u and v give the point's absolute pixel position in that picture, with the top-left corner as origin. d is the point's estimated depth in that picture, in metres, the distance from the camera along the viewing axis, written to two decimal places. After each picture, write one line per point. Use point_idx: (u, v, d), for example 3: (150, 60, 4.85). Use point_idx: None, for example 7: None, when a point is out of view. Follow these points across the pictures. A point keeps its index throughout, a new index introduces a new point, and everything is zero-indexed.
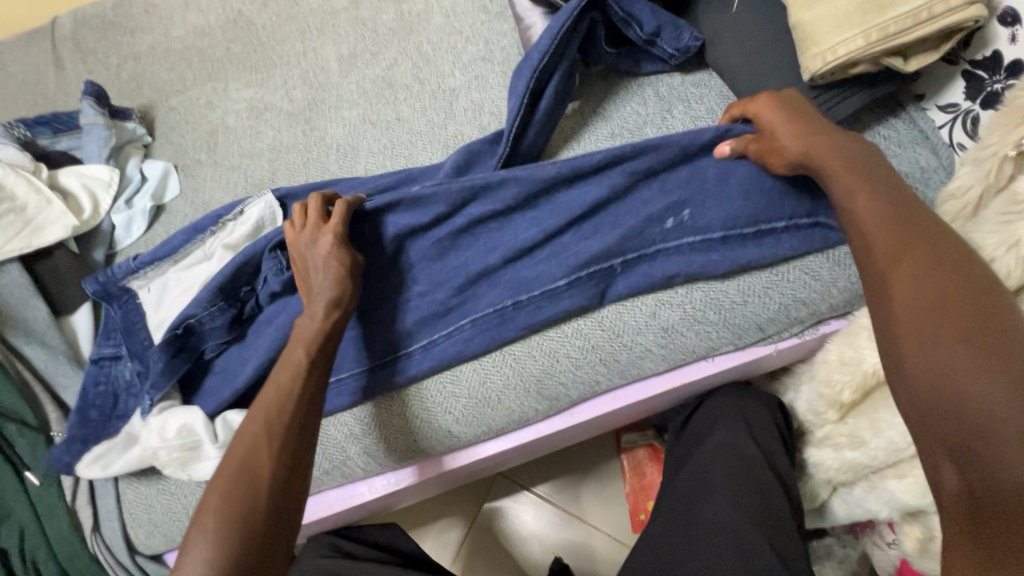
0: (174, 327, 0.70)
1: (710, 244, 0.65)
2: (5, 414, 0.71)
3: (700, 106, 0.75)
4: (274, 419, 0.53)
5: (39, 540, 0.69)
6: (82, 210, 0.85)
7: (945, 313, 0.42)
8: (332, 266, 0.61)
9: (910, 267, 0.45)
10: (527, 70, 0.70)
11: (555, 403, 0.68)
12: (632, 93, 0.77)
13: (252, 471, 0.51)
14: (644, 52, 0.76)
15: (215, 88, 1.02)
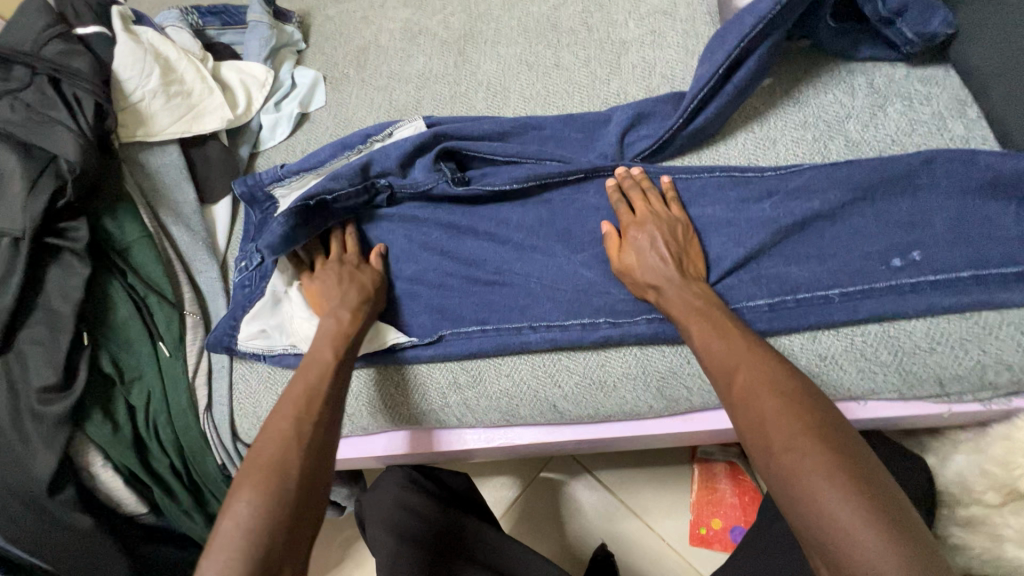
0: (307, 199, 0.69)
1: (901, 285, 0.56)
2: (148, 284, 0.75)
3: (924, 109, 0.62)
4: (320, 391, 0.55)
5: (161, 407, 0.74)
6: (237, 104, 0.87)
7: (746, 381, 0.48)
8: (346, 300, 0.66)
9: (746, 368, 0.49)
10: (733, 36, 0.62)
11: (672, 404, 0.63)
12: (838, 79, 0.66)
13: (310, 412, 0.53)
14: (868, 34, 0.64)
15: (373, 3, 1.00)
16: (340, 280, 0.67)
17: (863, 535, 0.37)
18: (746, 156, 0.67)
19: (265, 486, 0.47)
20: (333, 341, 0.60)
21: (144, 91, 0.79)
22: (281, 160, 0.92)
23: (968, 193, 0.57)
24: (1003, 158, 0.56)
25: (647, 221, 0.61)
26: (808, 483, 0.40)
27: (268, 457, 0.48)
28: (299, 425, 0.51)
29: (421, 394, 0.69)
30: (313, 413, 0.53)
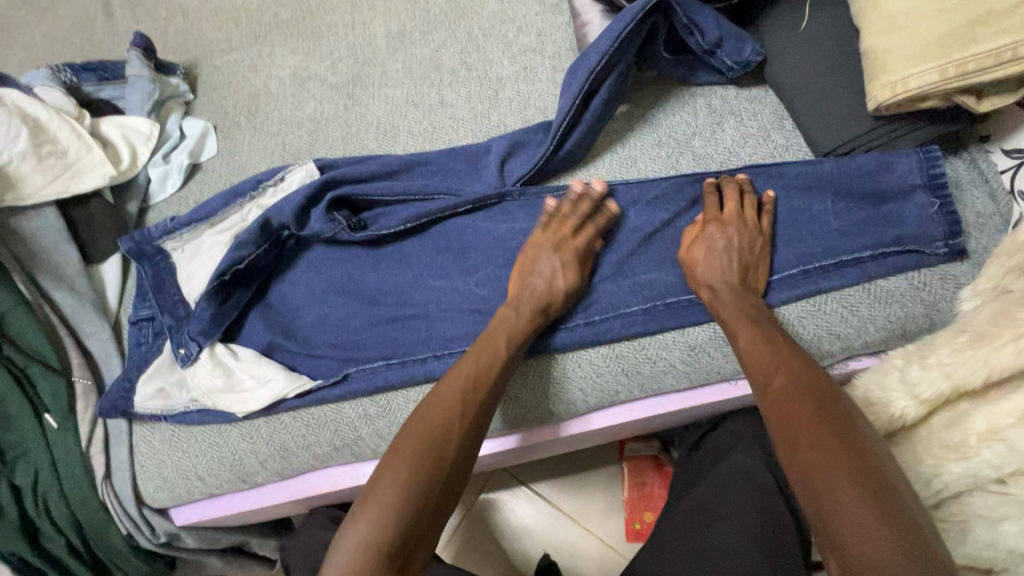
0: (221, 274, 0.72)
1: None
2: (28, 353, 0.72)
3: (752, 123, 0.72)
4: (478, 381, 0.58)
5: (52, 481, 0.70)
6: (120, 160, 0.86)
7: (783, 386, 0.52)
8: (557, 281, 0.65)
9: (780, 376, 0.53)
10: (583, 71, 0.70)
11: (571, 407, 0.67)
12: (683, 102, 0.76)
13: (474, 395, 0.58)
14: (700, 62, 0.74)
15: (261, 51, 1.01)
16: (563, 268, 0.65)
17: (861, 519, 0.41)
18: (612, 174, 0.74)
19: (423, 481, 0.52)
20: (511, 336, 0.62)
21: (12, 154, 0.76)
22: (174, 212, 0.90)
23: (791, 199, 0.66)
24: (809, 164, 0.66)
25: (723, 232, 0.63)
26: (823, 476, 0.44)
27: (427, 429, 0.54)
28: (464, 417, 0.56)
29: (332, 431, 0.70)
30: (466, 388, 0.58)
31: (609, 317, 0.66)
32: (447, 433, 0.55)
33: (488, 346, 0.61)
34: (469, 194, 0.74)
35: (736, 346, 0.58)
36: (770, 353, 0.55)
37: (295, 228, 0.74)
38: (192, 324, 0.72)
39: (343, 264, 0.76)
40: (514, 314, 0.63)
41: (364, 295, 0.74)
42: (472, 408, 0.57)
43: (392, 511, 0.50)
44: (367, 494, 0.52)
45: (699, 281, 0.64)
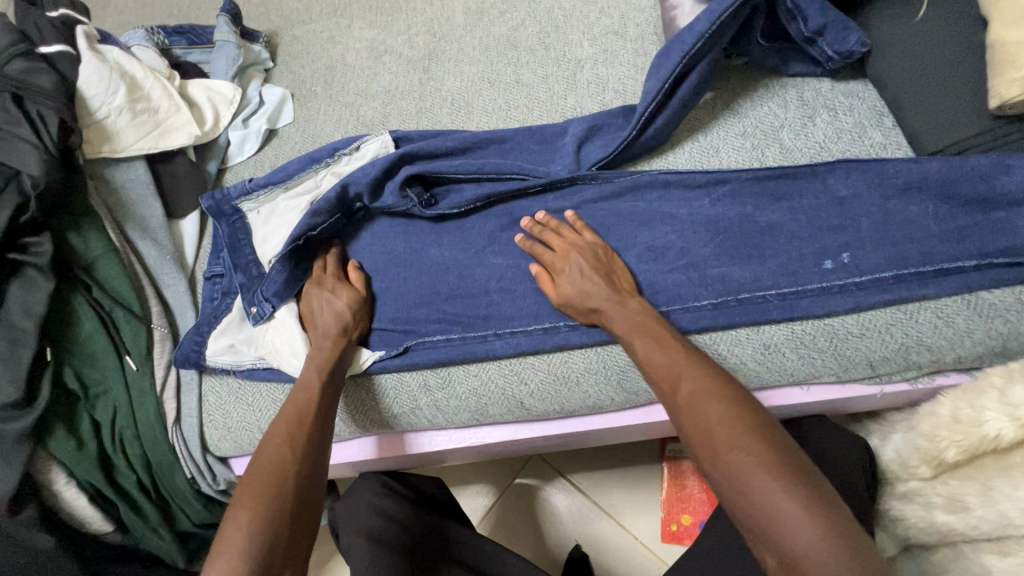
0: (293, 240, 0.72)
1: (830, 290, 0.61)
2: (113, 299, 0.76)
3: (848, 118, 0.69)
4: (303, 412, 0.60)
5: (128, 421, 0.73)
6: (205, 121, 0.89)
7: (687, 392, 0.52)
8: (341, 308, 0.69)
9: (685, 383, 0.53)
10: (675, 53, 0.68)
11: (633, 397, 0.66)
12: (773, 93, 0.72)
13: (298, 416, 0.60)
14: (795, 52, 0.71)
15: (340, 23, 1.03)
16: (332, 304, 0.70)
17: (795, 527, 0.42)
18: (692, 163, 0.72)
19: (261, 496, 0.52)
20: (322, 365, 0.65)
21: (110, 108, 0.80)
22: (249, 174, 0.93)
23: (887, 200, 0.62)
24: (911, 163, 0.62)
25: (570, 259, 0.65)
26: (743, 478, 0.45)
27: (263, 463, 0.55)
28: (293, 439, 0.57)
29: (392, 398, 0.70)
30: (306, 409, 0.60)
31: (676, 309, 0.63)
32: (287, 465, 0.55)
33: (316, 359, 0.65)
34: (543, 175, 0.73)
35: (634, 354, 0.59)
36: (667, 362, 0.55)
37: (368, 200, 0.75)
38: (266, 286, 0.73)
39: (409, 236, 0.76)
40: (320, 342, 0.67)
41: (429, 267, 0.74)
42: (307, 437, 0.58)
43: (242, 543, 0.49)
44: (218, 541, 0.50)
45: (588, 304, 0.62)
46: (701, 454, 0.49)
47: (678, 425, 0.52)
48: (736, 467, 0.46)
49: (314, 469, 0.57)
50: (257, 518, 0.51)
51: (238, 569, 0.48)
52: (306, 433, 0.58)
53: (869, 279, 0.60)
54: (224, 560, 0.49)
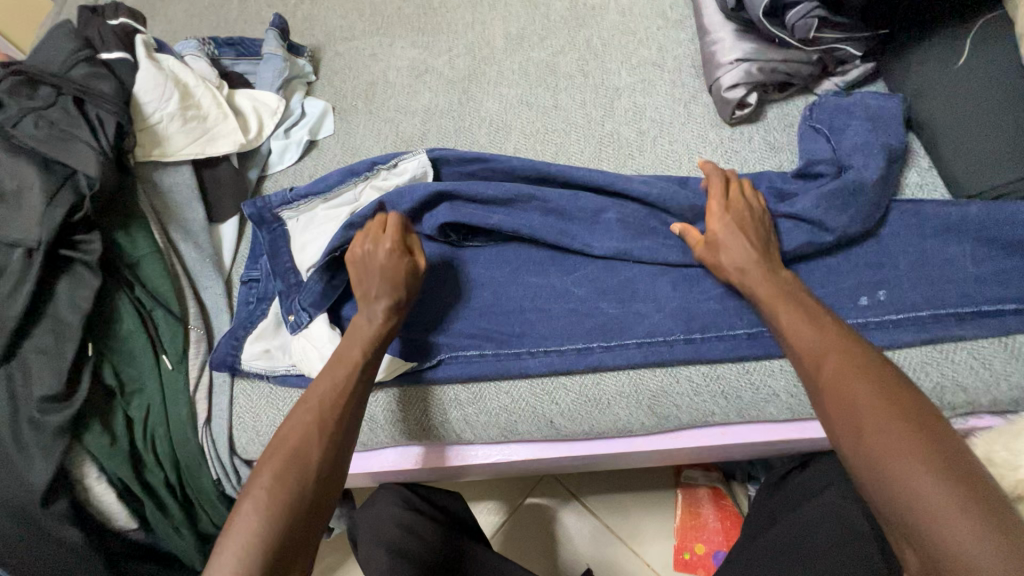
0: (332, 250, 0.73)
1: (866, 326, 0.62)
2: (154, 298, 0.77)
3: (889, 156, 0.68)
4: (339, 389, 0.59)
5: (160, 419, 0.74)
6: (249, 130, 0.91)
7: (831, 373, 0.50)
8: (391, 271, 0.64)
9: (832, 366, 0.50)
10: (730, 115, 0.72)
11: (663, 422, 0.67)
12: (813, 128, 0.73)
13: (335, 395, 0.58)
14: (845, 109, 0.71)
15: (382, 42, 1.06)
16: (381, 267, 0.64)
17: (960, 527, 0.39)
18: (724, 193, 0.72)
19: (284, 474, 0.52)
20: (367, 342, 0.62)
21: (163, 113, 0.82)
22: (288, 183, 0.95)
23: (925, 240, 0.63)
24: (949, 206, 0.64)
25: (728, 219, 0.63)
26: (908, 482, 0.42)
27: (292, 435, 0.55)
28: (321, 419, 0.56)
29: (421, 410, 0.71)
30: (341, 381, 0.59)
31: (710, 338, 0.65)
32: (308, 450, 0.54)
33: (361, 333, 0.63)
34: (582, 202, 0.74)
35: (777, 329, 0.57)
36: (813, 341, 0.52)
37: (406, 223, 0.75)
38: (304, 295, 0.75)
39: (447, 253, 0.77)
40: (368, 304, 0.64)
41: (464, 282, 0.74)
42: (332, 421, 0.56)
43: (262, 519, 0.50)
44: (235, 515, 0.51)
45: (721, 255, 0.63)
46: (848, 442, 0.46)
47: (817, 403, 0.50)
48: (898, 460, 0.42)
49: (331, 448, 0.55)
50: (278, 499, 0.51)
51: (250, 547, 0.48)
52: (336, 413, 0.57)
53: (906, 317, 0.61)
54: (240, 533, 0.49)
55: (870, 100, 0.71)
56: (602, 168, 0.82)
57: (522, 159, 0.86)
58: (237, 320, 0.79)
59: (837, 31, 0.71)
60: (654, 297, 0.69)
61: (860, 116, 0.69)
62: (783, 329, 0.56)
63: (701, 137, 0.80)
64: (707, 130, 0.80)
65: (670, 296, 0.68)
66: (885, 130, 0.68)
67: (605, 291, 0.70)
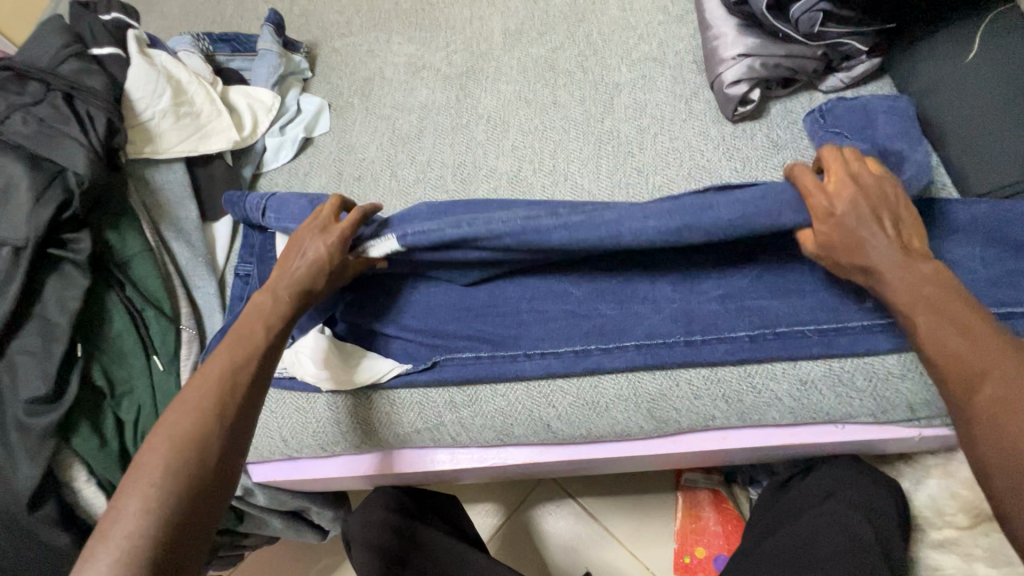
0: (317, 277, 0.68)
1: (871, 330, 0.61)
2: (145, 298, 0.76)
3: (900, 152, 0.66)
4: (232, 377, 0.54)
5: (151, 421, 0.73)
6: (243, 127, 0.90)
7: (988, 394, 0.45)
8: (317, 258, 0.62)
9: (993, 385, 0.45)
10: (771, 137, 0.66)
11: (663, 426, 0.65)
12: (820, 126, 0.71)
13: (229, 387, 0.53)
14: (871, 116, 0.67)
15: (379, 38, 1.04)
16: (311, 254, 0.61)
17: None
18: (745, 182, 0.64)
19: (172, 474, 0.47)
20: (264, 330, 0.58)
21: (155, 110, 0.81)
22: (283, 181, 0.93)
23: (933, 240, 0.62)
24: (957, 205, 0.62)
25: (860, 201, 0.54)
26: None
27: (187, 426, 0.50)
28: (217, 413, 0.51)
29: (416, 412, 0.70)
30: (216, 420, 0.51)
31: (711, 340, 0.64)
32: (198, 445, 0.49)
33: (241, 361, 0.55)
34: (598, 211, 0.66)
35: (913, 334, 0.51)
36: (966, 348, 0.47)
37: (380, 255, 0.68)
38: None
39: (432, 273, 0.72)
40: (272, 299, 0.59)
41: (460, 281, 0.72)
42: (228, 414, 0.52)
43: (144, 520, 0.45)
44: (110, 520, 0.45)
45: (858, 253, 0.54)
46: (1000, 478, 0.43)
47: (964, 420, 0.46)
48: None
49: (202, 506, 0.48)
50: (161, 503, 0.46)
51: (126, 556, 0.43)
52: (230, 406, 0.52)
53: None
54: (121, 541, 0.44)
55: (878, 100, 0.69)
56: (601, 166, 0.80)
57: (520, 157, 0.84)
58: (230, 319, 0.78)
59: (842, 25, 0.69)
60: (654, 298, 0.67)
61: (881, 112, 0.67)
62: (918, 327, 0.50)
63: (703, 134, 0.78)
64: (708, 127, 0.78)
65: (671, 296, 0.66)
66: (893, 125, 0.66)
67: (605, 292, 0.68)
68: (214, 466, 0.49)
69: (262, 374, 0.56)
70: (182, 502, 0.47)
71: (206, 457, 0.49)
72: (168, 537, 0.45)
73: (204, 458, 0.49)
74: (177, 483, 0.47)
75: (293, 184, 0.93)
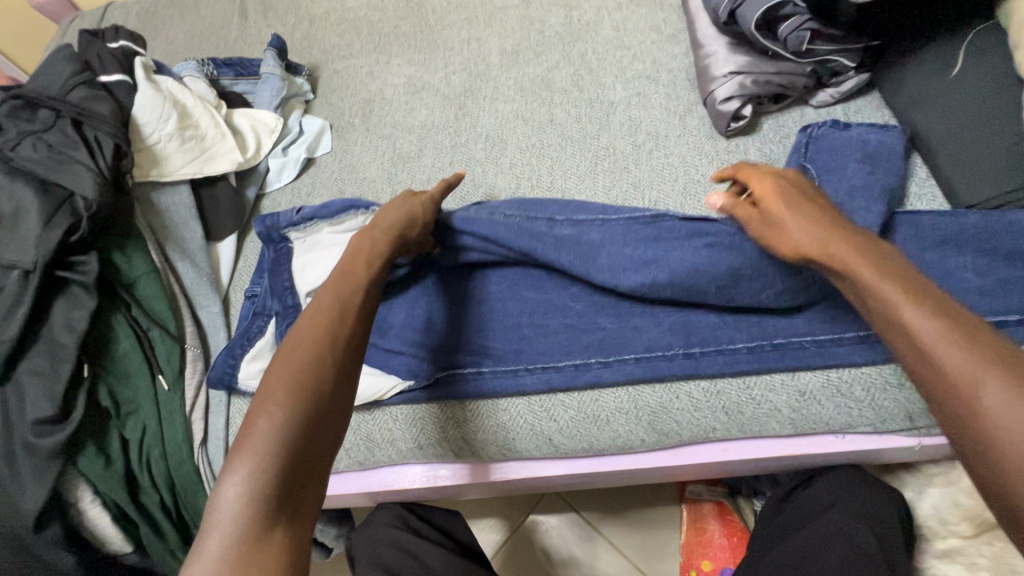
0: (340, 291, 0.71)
1: (867, 339, 0.61)
2: (151, 318, 0.77)
3: (893, 165, 0.67)
4: (344, 305, 0.54)
5: (156, 440, 0.74)
6: (247, 148, 0.92)
7: (951, 365, 0.40)
8: (401, 228, 0.65)
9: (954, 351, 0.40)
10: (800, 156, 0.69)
11: (663, 438, 0.66)
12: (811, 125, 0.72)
13: (344, 311, 0.53)
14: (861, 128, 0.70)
15: (379, 60, 1.07)
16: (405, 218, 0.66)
17: None
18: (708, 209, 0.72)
19: (301, 382, 0.47)
20: (366, 262, 0.59)
21: (161, 134, 0.83)
22: (286, 201, 0.95)
23: (926, 250, 0.63)
24: (947, 216, 0.63)
25: (782, 205, 0.56)
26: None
27: (310, 338, 0.50)
28: (333, 331, 0.51)
29: (418, 428, 0.70)
30: (326, 353, 0.49)
31: (710, 352, 0.64)
32: (322, 356, 0.49)
33: (347, 292, 0.55)
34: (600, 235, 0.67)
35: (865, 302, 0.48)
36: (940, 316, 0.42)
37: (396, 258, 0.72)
38: None
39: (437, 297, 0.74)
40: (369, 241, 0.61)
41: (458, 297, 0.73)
42: (344, 335, 0.51)
43: (273, 423, 0.44)
44: (245, 430, 0.44)
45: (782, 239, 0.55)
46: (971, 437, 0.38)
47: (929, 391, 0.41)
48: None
49: (324, 437, 0.46)
50: (291, 409, 0.45)
51: (263, 460, 0.42)
52: (347, 327, 0.52)
53: None
54: (253, 444, 0.43)
55: (868, 135, 0.69)
56: (598, 182, 0.82)
57: (518, 174, 0.86)
58: (233, 337, 0.78)
59: (832, 43, 0.71)
60: (651, 313, 0.68)
61: (857, 157, 0.67)
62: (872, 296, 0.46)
63: (697, 150, 0.80)
64: (702, 143, 0.80)
65: (669, 310, 0.67)
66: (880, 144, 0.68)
67: (602, 306, 0.69)
68: (331, 386, 0.48)
69: (365, 314, 0.55)
70: (308, 421, 0.45)
71: (324, 379, 0.48)
72: (294, 458, 0.43)
73: (328, 371, 0.48)
74: (299, 412, 0.45)
75: (296, 204, 0.94)
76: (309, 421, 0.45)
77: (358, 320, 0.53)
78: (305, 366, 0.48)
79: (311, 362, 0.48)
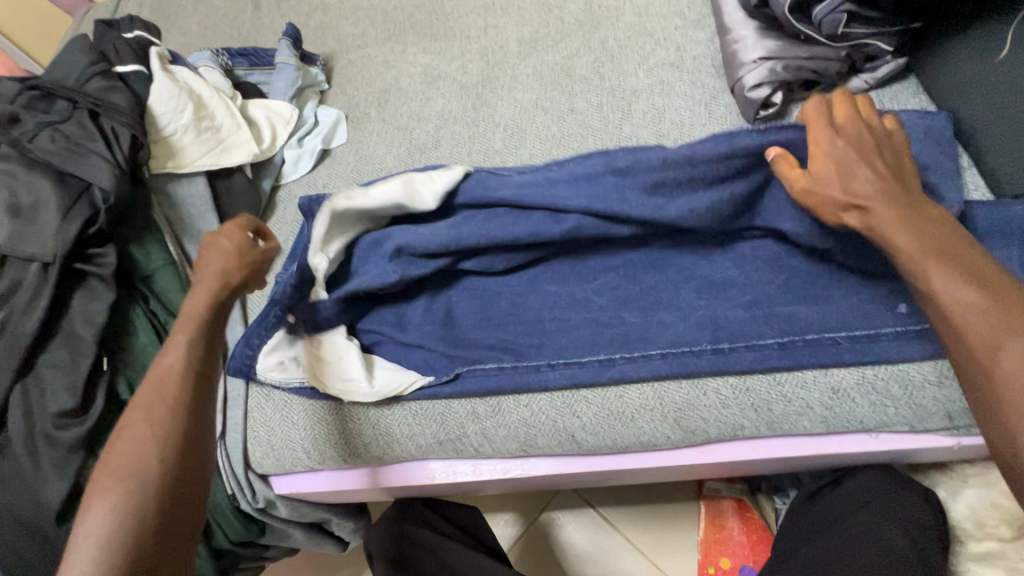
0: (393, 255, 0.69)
1: (905, 335, 0.59)
2: (169, 311, 0.77)
3: (933, 155, 0.64)
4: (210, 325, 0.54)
5: None
6: (263, 140, 0.91)
7: (988, 333, 0.41)
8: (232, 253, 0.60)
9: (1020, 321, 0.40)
10: None
11: (689, 436, 0.64)
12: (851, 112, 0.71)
13: (204, 340, 0.53)
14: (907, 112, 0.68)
15: (394, 49, 1.05)
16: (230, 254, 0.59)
17: None
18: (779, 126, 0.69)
19: (165, 437, 0.47)
20: (214, 290, 0.56)
21: (177, 125, 0.82)
22: (302, 192, 0.93)
23: None
24: (992, 206, 0.61)
25: (845, 146, 0.53)
26: None
27: (164, 376, 0.50)
28: (197, 366, 0.51)
29: (438, 423, 0.69)
30: (183, 396, 0.49)
31: (739, 348, 0.62)
32: (175, 403, 0.48)
33: (203, 319, 0.54)
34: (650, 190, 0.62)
35: (920, 280, 0.46)
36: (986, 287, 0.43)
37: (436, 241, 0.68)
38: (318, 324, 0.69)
39: (461, 290, 0.72)
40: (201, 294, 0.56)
41: (479, 291, 0.72)
42: (206, 373, 0.52)
43: (118, 501, 0.43)
44: (91, 487, 0.45)
45: (846, 175, 0.52)
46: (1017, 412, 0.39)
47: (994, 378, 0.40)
48: None
49: (182, 499, 0.46)
50: (140, 487, 0.44)
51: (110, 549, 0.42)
52: (196, 351, 0.52)
53: None
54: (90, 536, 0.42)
55: (915, 121, 0.66)
56: None
57: (538, 164, 0.84)
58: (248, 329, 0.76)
59: (868, 26, 0.68)
60: (677, 307, 0.66)
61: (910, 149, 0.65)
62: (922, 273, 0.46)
63: None
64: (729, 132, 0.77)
65: (696, 304, 0.65)
66: (921, 132, 0.65)
67: (627, 301, 0.68)
68: (192, 431, 0.48)
69: (213, 336, 0.54)
70: (170, 476, 0.46)
71: (179, 415, 0.48)
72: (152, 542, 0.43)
73: (187, 402, 0.49)
74: (154, 462, 0.45)
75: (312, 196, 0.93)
76: (167, 467, 0.46)
77: (208, 357, 0.53)
78: (165, 415, 0.47)
79: (169, 399, 0.48)
